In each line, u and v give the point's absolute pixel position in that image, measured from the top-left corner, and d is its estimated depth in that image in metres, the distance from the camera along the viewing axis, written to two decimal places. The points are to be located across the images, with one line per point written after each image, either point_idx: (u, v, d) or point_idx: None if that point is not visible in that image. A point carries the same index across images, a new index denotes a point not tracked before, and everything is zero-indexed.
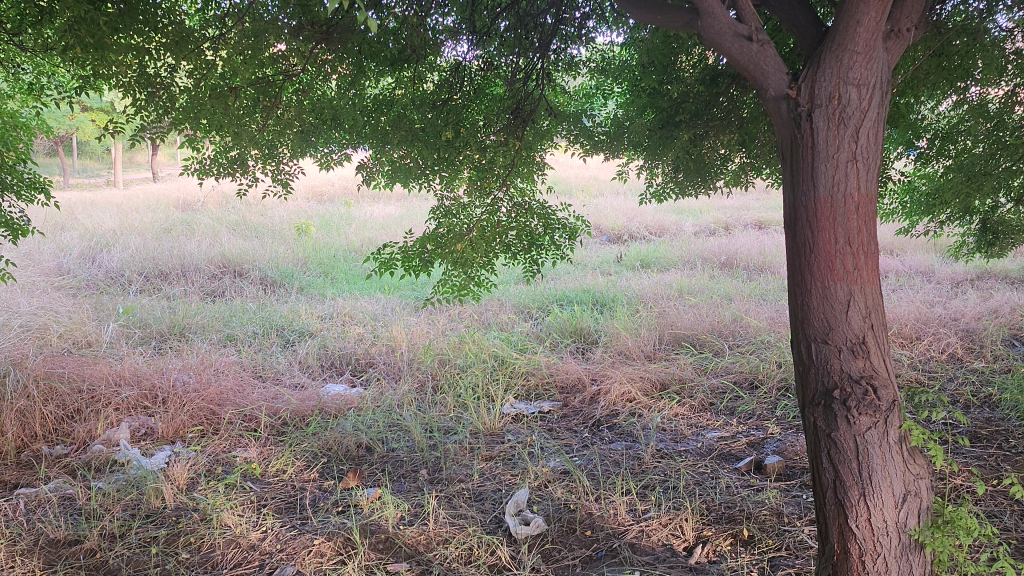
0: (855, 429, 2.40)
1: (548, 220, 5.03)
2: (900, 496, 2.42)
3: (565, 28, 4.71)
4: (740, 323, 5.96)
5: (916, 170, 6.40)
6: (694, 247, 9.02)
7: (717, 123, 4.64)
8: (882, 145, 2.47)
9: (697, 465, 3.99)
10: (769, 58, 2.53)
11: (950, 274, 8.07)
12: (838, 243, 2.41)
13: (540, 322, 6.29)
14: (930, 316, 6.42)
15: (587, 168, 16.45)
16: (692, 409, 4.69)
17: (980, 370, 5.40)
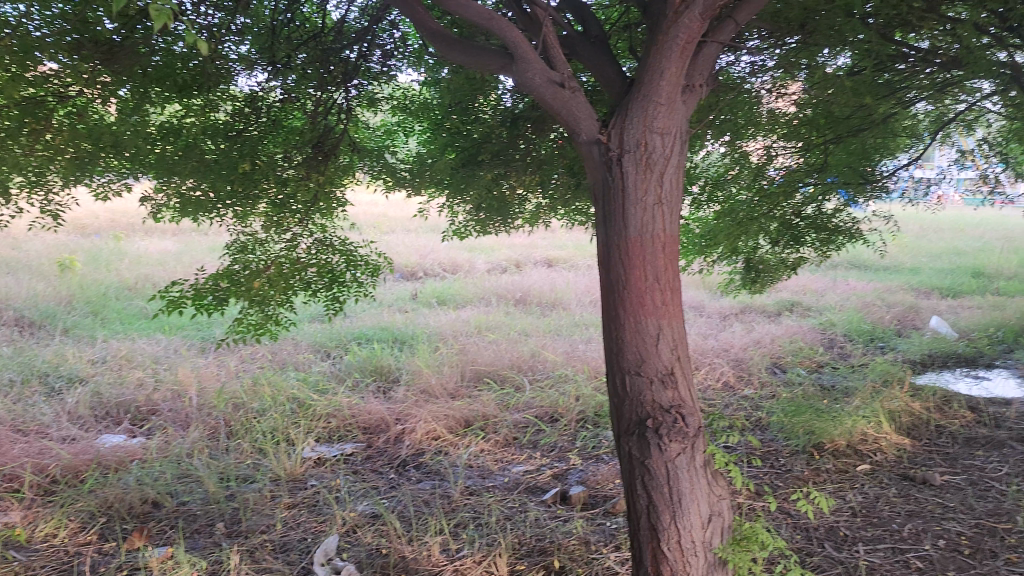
0: (666, 456, 2.53)
1: (349, 258, 4.86)
2: (707, 517, 2.58)
3: (367, 65, 4.73)
4: (538, 358, 6.14)
5: (691, 213, 6.91)
6: (489, 284, 9.21)
7: (517, 164, 4.82)
8: (682, 190, 2.67)
9: (506, 499, 4.03)
10: (580, 104, 2.66)
11: (719, 308, 8.85)
12: (647, 280, 2.56)
13: (338, 361, 6.12)
14: (706, 347, 6.99)
15: (378, 205, 16.40)
16: (497, 444, 4.75)
17: (751, 396, 5.93)
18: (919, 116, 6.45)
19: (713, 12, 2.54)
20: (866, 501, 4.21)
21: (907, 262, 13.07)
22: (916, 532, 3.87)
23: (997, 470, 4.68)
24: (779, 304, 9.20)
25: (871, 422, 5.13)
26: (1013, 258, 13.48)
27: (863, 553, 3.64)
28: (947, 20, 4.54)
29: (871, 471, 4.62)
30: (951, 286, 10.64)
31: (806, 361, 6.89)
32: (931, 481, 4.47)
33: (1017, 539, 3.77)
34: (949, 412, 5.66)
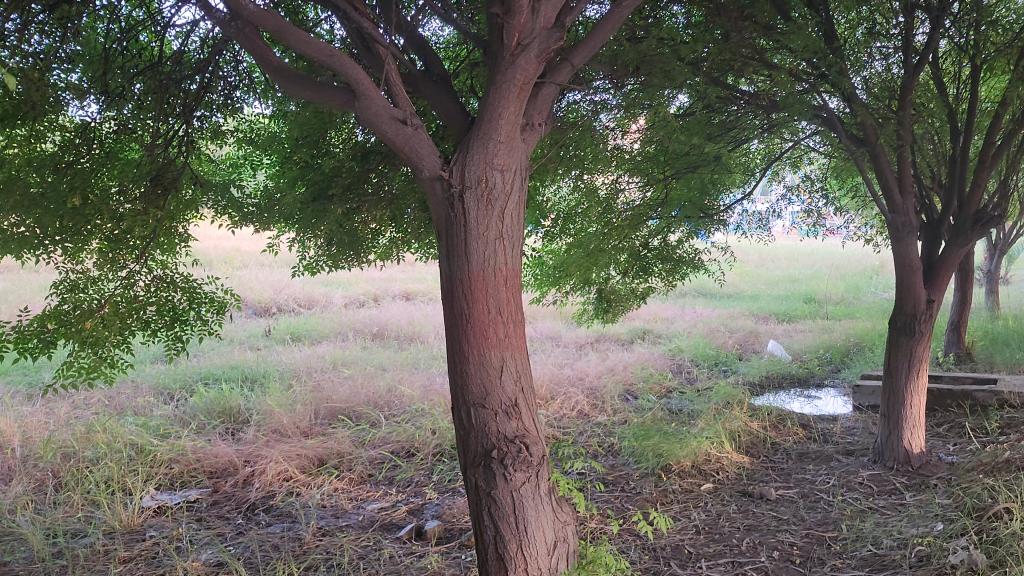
0: (511, 485, 2.57)
1: (192, 294, 4.69)
2: (552, 543, 2.64)
3: (211, 96, 4.58)
4: (395, 393, 6.09)
5: (544, 246, 7.03)
6: (346, 319, 9.08)
7: (369, 198, 4.74)
8: (523, 225, 2.75)
9: (360, 538, 3.96)
10: (423, 141, 2.70)
11: (574, 338, 9.08)
12: (490, 314, 2.61)
13: (183, 403, 5.84)
14: (562, 377, 7.15)
15: (230, 239, 15.84)
16: (352, 482, 4.67)
17: (604, 422, 6.10)
18: (750, 154, 6.92)
19: (547, 55, 2.63)
20: (709, 519, 4.42)
21: (747, 289, 13.91)
22: (753, 545, 4.10)
23: (825, 483, 5.04)
24: (631, 332, 9.55)
25: (713, 442, 5.41)
26: (839, 284, 14.61)
27: (705, 568, 3.82)
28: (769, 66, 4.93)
29: (714, 489, 4.86)
30: (787, 311, 11.40)
31: (656, 387, 7.17)
32: (768, 496, 4.75)
33: (841, 546, 4.10)
34: (783, 430, 6.04)
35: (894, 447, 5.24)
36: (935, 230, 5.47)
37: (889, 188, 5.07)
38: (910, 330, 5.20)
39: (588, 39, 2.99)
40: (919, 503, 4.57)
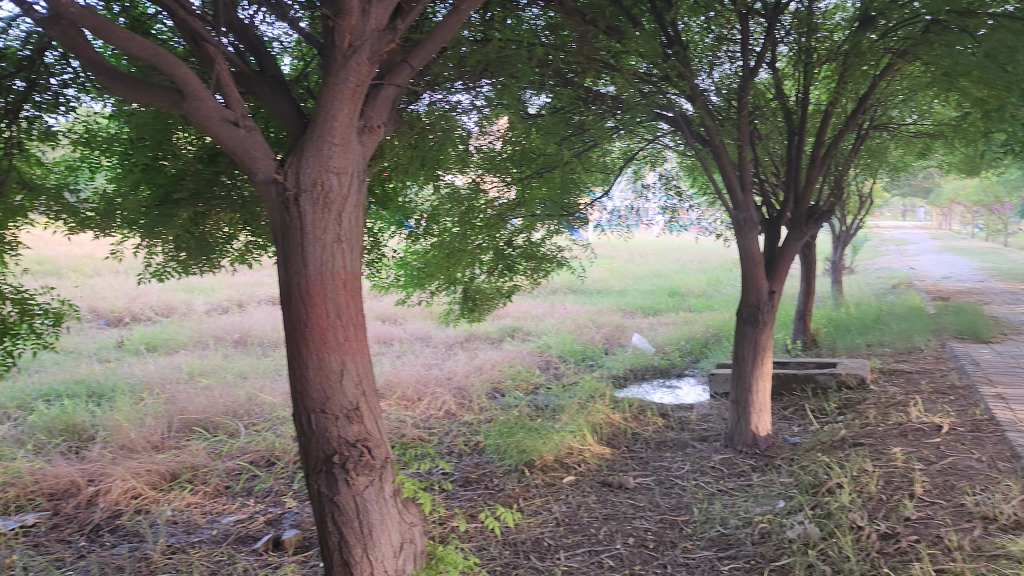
0: (355, 490, 2.64)
1: (25, 305, 4.37)
2: (398, 545, 2.73)
3: (39, 95, 4.32)
4: (255, 401, 5.93)
5: (407, 247, 6.98)
6: (206, 326, 8.75)
7: (220, 200, 4.57)
8: (360, 228, 2.77)
9: (213, 553, 3.83)
10: (256, 143, 2.65)
11: (444, 338, 9.11)
12: (329, 317, 2.62)
13: (21, 423, 5.48)
14: (429, 378, 7.15)
15: (80, 247, 14.98)
16: (206, 495, 4.51)
17: (470, 421, 6.14)
18: (608, 154, 7.12)
19: (379, 58, 2.67)
20: (569, 510, 4.53)
21: (615, 284, 14.30)
22: (609, 533, 4.24)
23: (680, 469, 5.26)
24: (501, 330, 9.66)
25: (575, 435, 5.54)
26: (701, 277, 15.24)
27: (563, 559, 3.91)
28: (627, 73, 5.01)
29: (575, 481, 4.98)
30: (651, 305, 11.83)
31: (523, 383, 7.27)
32: (626, 485, 4.91)
33: (692, 529, 4.28)
34: (643, 420, 6.26)
35: (743, 431, 5.53)
36: (774, 225, 5.80)
37: (732, 186, 5.27)
38: (754, 320, 5.47)
39: (426, 42, 3.07)
40: (764, 482, 4.84)
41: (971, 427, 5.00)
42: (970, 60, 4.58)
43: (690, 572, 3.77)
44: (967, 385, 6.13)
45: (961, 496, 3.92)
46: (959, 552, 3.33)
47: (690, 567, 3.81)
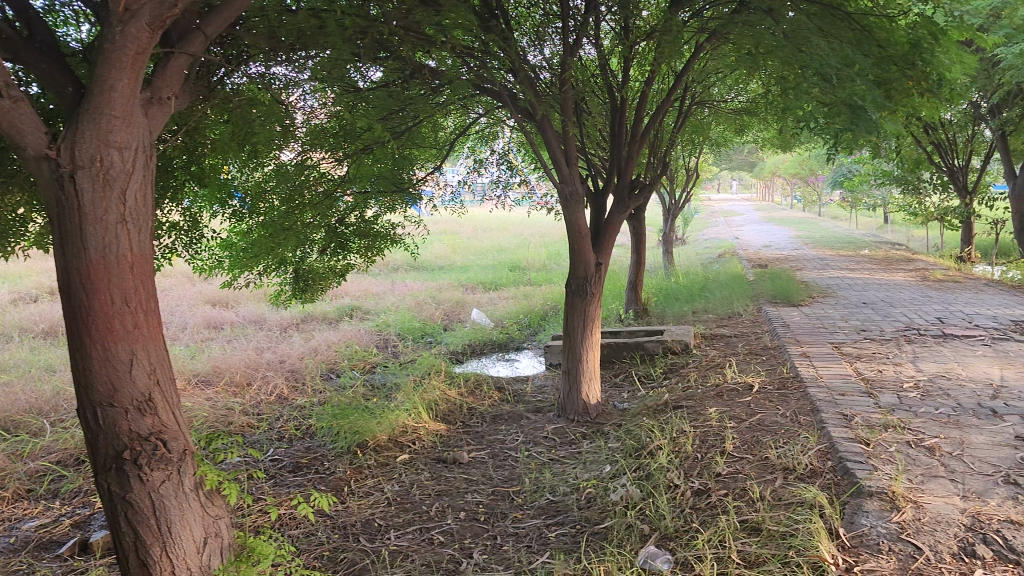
0: (150, 486, 2.64)
1: None
2: (201, 540, 2.79)
3: None
4: (64, 396, 5.51)
5: (232, 226, 6.66)
6: (11, 317, 8.05)
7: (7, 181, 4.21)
8: (146, 205, 2.67)
9: (9, 563, 3.52)
10: (25, 115, 2.41)
11: (279, 320, 8.83)
12: (115, 304, 2.53)
13: None
14: (260, 362, 6.91)
15: None
16: (4, 501, 4.15)
17: (302, 405, 5.97)
18: (440, 129, 7.07)
19: (162, 22, 2.52)
20: (401, 489, 4.50)
21: (457, 260, 14.34)
22: (441, 509, 4.24)
23: (514, 441, 5.34)
24: (339, 310, 9.47)
25: (410, 414, 5.50)
26: (542, 251, 15.51)
27: (392, 539, 3.88)
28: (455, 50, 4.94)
29: (409, 460, 4.96)
30: (492, 280, 11.94)
31: (360, 363, 7.16)
32: (460, 460, 4.94)
33: (523, 498, 4.36)
34: (480, 394, 6.30)
35: (574, 400, 5.68)
36: (599, 198, 5.95)
37: (557, 159, 5.32)
38: (583, 291, 5.59)
39: (222, 9, 2.92)
40: (592, 448, 5.00)
41: (779, 385, 5.38)
42: (770, 40, 4.87)
43: (518, 541, 3.82)
44: (778, 346, 6.58)
45: (766, 449, 4.20)
46: (761, 502, 3.57)
47: (519, 536, 3.87)
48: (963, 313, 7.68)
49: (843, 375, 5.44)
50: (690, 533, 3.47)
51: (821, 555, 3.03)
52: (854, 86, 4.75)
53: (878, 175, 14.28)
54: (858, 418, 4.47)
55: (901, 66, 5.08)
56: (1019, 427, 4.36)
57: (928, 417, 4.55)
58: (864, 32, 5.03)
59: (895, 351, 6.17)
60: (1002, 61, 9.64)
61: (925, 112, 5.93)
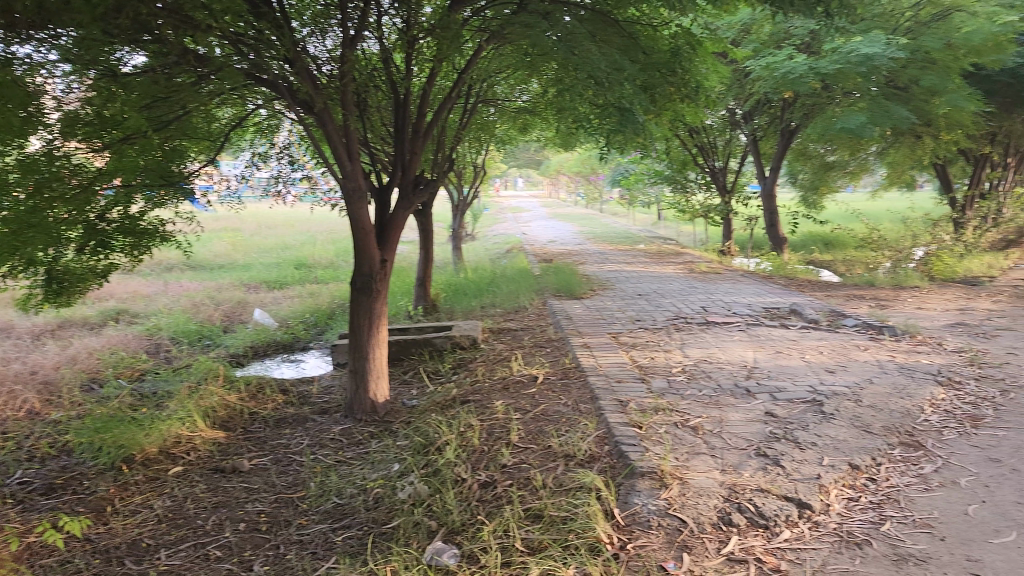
0: None
1: None
2: None
3: None
4: None
5: None
6: None
7: None
8: None
9: None
10: None
11: (31, 327, 7.96)
12: None
13: None
14: (6, 374, 6.19)
15: None
16: None
17: (59, 420, 5.42)
18: (214, 121, 6.68)
19: None
20: (173, 505, 4.19)
21: (239, 258, 13.68)
22: (218, 522, 4.00)
23: (298, 445, 5.15)
24: (103, 314, 8.70)
25: (184, 423, 5.15)
26: (328, 248, 15.11)
27: (163, 559, 3.60)
28: (226, 35, 4.64)
29: (183, 472, 4.64)
30: (277, 278, 11.49)
31: (127, 371, 6.61)
32: (240, 469, 4.69)
33: (308, 504, 4.21)
34: (261, 398, 6.03)
35: (362, 400, 5.58)
36: (383, 193, 5.87)
37: (339, 154, 5.17)
38: (368, 288, 5.48)
39: None
40: (380, 448, 4.94)
41: (561, 375, 5.59)
42: (548, 41, 4.92)
43: (302, 548, 3.69)
44: (560, 337, 6.85)
45: (548, 438, 4.35)
46: (543, 490, 3.68)
47: (303, 544, 3.74)
48: (723, 302, 8.39)
49: (619, 363, 5.76)
50: (475, 525, 3.51)
51: (598, 537, 3.18)
52: (622, 90, 5.06)
53: (651, 175, 15.28)
54: (632, 403, 4.74)
55: (665, 72, 5.60)
56: (769, 404, 4.83)
57: (693, 398, 4.92)
58: (632, 41, 5.34)
59: (665, 338, 6.62)
60: (753, 73, 10.62)
61: (687, 116, 6.43)
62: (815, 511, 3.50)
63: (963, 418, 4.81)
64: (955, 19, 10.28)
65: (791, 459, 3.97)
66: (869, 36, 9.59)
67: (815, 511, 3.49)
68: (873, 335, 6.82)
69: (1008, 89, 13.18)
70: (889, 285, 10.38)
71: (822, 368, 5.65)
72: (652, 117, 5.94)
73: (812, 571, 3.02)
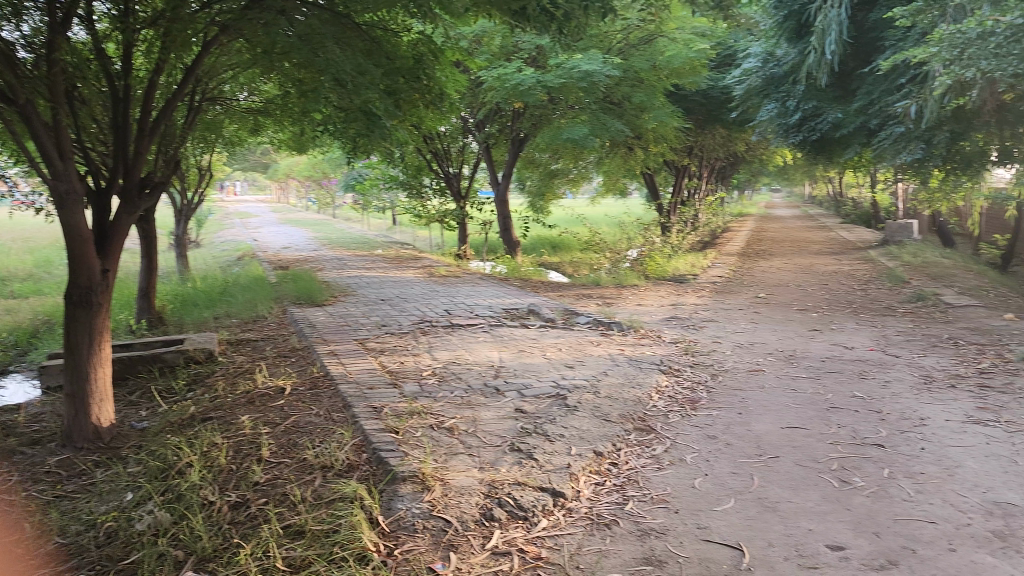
0: None
1: None
2: None
3: None
4: None
5: None
6: None
7: None
8: None
9: None
10: None
11: None
12: None
13: None
14: None
15: None
16: None
17: None
18: None
19: None
20: None
21: None
22: None
23: (5, 482, 4.49)
24: None
25: None
26: (26, 258, 13.36)
27: None
28: None
29: None
30: None
31: None
32: None
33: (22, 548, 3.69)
34: None
35: (82, 427, 4.99)
36: (102, 196, 5.29)
37: (47, 152, 4.56)
38: (87, 303, 4.89)
39: None
40: (108, 477, 4.46)
41: (309, 385, 5.42)
42: (288, 40, 4.77)
43: None
44: (305, 346, 6.64)
45: (302, 451, 4.20)
46: (302, 504, 3.54)
47: None
48: (465, 304, 8.62)
49: (369, 370, 5.69)
50: (230, 550, 3.29)
51: (365, 546, 3.12)
52: (367, 94, 5.07)
53: (386, 179, 15.31)
54: (387, 409, 4.71)
55: (409, 78, 5.65)
56: (517, 401, 5.04)
57: (445, 400, 5.00)
58: (374, 45, 5.31)
59: (413, 342, 6.67)
60: (486, 83, 11.03)
61: (428, 122, 6.52)
62: (568, 498, 3.72)
63: (683, 401, 5.36)
64: (658, 43, 11.47)
65: (542, 451, 4.17)
66: (588, 54, 10.41)
67: (568, 498, 3.71)
68: (603, 330, 7.37)
69: (701, 109, 14.91)
70: (611, 283, 11.29)
71: (562, 364, 6.01)
72: (397, 122, 5.96)
73: (570, 555, 3.20)
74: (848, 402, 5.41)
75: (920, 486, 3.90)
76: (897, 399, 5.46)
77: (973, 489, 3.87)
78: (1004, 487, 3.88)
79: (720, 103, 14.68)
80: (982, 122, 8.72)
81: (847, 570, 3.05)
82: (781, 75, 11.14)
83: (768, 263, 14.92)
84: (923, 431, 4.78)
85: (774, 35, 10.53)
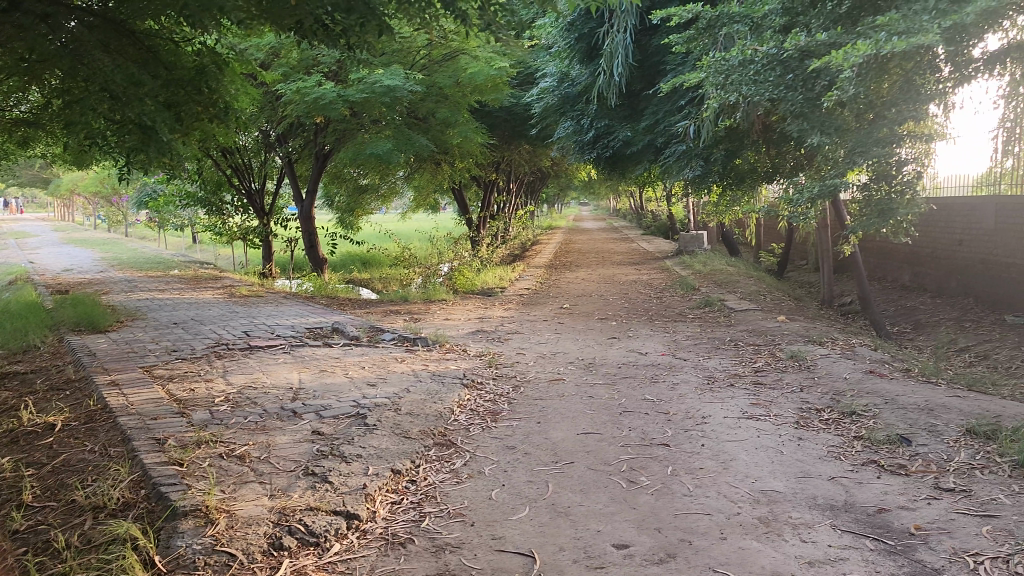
0: None
1: None
2: None
3: None
4: None
5: None
6: None
7: None
8: None
9: None
10: None
11: None
12: None
13: None
14: None
15: None
16: None
17: None
18: None
19: None
20: None
21: None
22: None
23: None
24: None
25: None
26: None
27: None
28: None
29: None
30: None
31: None
32: None
33: None
34: None
35: None
36: None
37: None
38: None
39: None
40: None
41: (85, 420, 4.99)
42: (49, 50, 4.41)
43: None
44: (82, 376, 6.12)
45: (72, 492, 3.85)
46: (67, 551, 3.24)
47: None
48: (266, 325, 8.31)
49: (155, 399, 5.32)
50: None
51: None
52: (142, 106, 4.80)
53: (181, 197, 14.49)
54: (171, 440, 4.42)
55: (190, 90, 5.40)
56: (315, 423, 4.90)
57: (237, 427, 4.77)
58: (149, 54, 5.06)
59: (206, 367, 6.33)
60: (284, 96, 10.73)
61: (216, 136, 6.28)
62: (363, 520, 3.66)
63: (485, 414, 5.43)
64: (460, 60, 11.69)
65: (338, 474, 4.08)
66: (390, 69, 10.44)
67: (363, 519, 3.66)
68: (408, 347, 7.33)
69: (506, 124, 15.31)
70: (420, 299, 11.29)
71: (364, 382, 5.92)
72: (180, 137, 5.68)
73: None
74: (638, 405, 5.70)
75: (698, 480, 4.17)
76: (683, 400, 5.83)
77: (744, 479, 4.18)
78: (770, 476, 4.24)
79: (523, 119, 15.16)
80: (751, 142, 9.54)
81: (629, 566, 3.20)
82: (574, 95, 11.64)
83: (573, 274, 15.51)
84: (703, 428, 5.13)
85: (566, 56, 10.97)
